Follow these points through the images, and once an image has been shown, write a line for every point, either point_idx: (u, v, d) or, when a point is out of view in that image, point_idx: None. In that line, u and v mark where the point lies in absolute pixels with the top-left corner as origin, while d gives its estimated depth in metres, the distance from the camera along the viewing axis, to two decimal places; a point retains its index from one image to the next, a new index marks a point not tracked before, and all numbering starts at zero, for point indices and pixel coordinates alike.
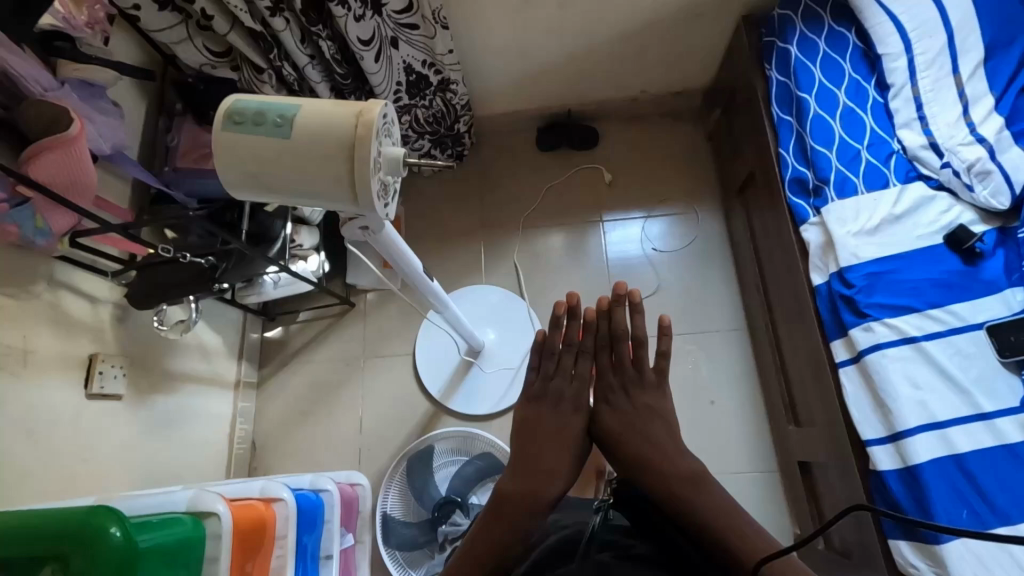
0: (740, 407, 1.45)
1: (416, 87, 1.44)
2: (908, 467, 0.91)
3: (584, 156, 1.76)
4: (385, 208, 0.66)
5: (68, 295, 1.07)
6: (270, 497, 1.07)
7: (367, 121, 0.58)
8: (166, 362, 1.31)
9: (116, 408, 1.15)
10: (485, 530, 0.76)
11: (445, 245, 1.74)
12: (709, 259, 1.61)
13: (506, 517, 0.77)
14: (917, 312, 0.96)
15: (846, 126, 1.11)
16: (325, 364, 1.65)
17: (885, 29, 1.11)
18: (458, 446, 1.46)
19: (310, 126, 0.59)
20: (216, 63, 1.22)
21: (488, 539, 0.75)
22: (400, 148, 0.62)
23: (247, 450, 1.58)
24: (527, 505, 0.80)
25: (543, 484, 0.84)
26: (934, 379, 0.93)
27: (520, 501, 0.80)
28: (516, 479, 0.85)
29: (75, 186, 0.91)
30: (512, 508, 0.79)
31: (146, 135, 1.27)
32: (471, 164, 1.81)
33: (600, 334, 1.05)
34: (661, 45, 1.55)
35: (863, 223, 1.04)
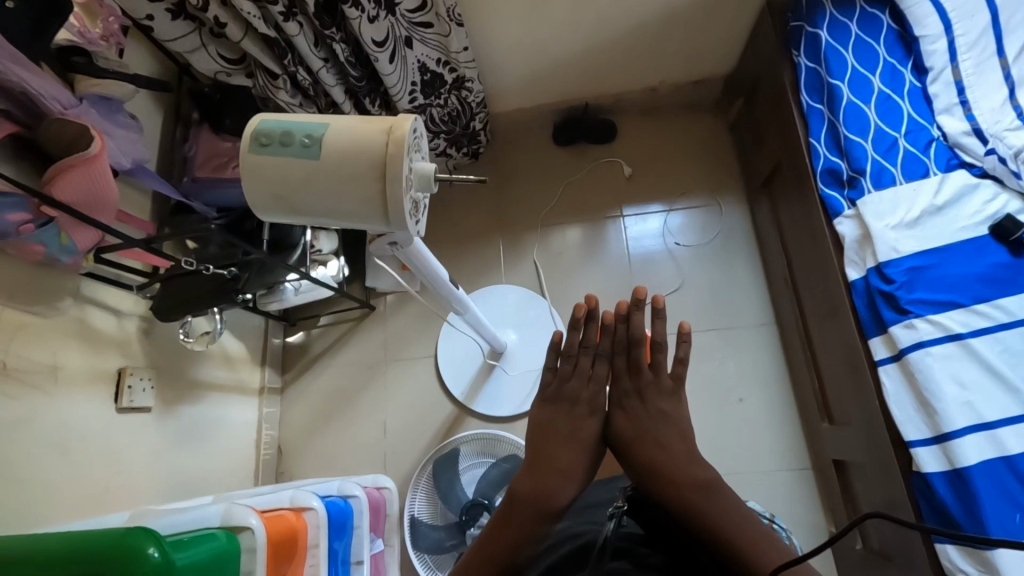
0: (769, 404, 1.42)
1: (432, 87, 1.41)
2: (955, 469, 0.87)
3: (602, 150, 1.73)
4: (416, 224, 0.64)
5: (94, 311, 1.07)
6: (300, 506, 1.07)
7: (398, 138, 0.56)
8: (192, 372, 1.31)
9: (145, 421, 1.16)
10: (497, 535, 0.81)
11: (463, 244, 1.72)
12: (734, 252, 1.57)
13: (516, 524, 0.82)
14: (962, 307, 0.92)
15: (882, 113, 1.06)
16: (347, 368, 1.65)
17: (923, 10, 1.06)
18: (483, 448, 1.45)
19: (340, 146, 0.57)
20: (230, 70, 1.20)
21: (499, 545, 0.79)
22: (431, 164, 0.60)
23: (273, 455, 1.59)
24: (538, 511, 0.83)
25: (555, 488, 0.87)
26: (981, 377, 0.89)
27: (530, 507, 0.84)
28: (527, 479, 0.88)
29: (98, 204, 0.91)
30: (523, 514, 0.83)
31: (164, 146, 1.26)
32: (486, 162, 1.78)
33: (617, 338, 1.00)
34: (681, 33, 1.50)
35: (902, 215, 1.00)
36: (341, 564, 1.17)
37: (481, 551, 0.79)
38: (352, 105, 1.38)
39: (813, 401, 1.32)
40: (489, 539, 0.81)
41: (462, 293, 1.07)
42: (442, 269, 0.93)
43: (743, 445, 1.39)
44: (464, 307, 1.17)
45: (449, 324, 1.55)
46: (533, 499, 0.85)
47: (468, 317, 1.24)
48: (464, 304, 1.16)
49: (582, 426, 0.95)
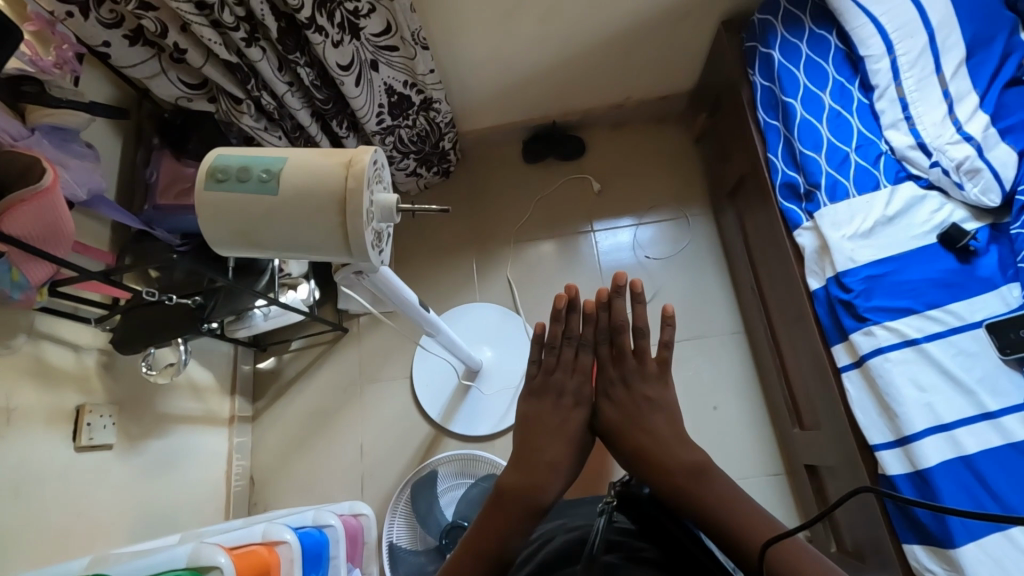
0: (743, 411, 1.45)
1: (399, 108, 1.42)
2: (918, 471, 0.90)
3: (572, 166, 1.75)
4: (379, 254, 0.64)
5: (50, 346, 1.03)
6: (272, 541, 1.04)
7: (358, 172, 0.56)
8: (157, 404, 1.27)
9: (107, 458, 1.11)
10: (488, 527, 0.74)
11: (437, 263, 1.71)
12: (702, 263, 1.61)
13: (509, 515, 0.75)
14: (917, 313, 0.96)
15: (834, 129, 1.11)
16: (321, 392, 1.62)
17: (866, 31, 1.11)
18: (461, 469, 1.44)
19: (299, 182, 0.57)
20: (192, 95, 1.19)
21: (491, 537, 0.72)
22: (392, 195, 0.60)
23: (245, 486, 1.54)
24: (529, 502, 0.78)
25: (544, 481, 0.82)
26: (937, 380, 0.92)
27: (520, 498, 0.78)
28: (514, 474, 0.83)
29: (53, 236, 0.88)
30: (514, 504, 0.77)
31: (124, 173, 1.23)
32: (458, 180, 1.79)
33: (600, 327, 1.00)
34: (643, 53, 1.55)
35: (856, 226, 1.04)
36: None
37: (471, 546, 0.72)
38: (320, 127, 1.38)
39: (784, 407, 1.35)
40: (478, 534, 0.73)
41: (433, 315, 1.07)
42: (411, 293, 0.93)
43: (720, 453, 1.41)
44: (436, 329, 1.16)
45: (423, 344, 1.54)
46: (523, 490, 0.80)
47: (440, 338, 1.24)
48: (437, 326, 1.16)
49: (571, 421, 0.93)
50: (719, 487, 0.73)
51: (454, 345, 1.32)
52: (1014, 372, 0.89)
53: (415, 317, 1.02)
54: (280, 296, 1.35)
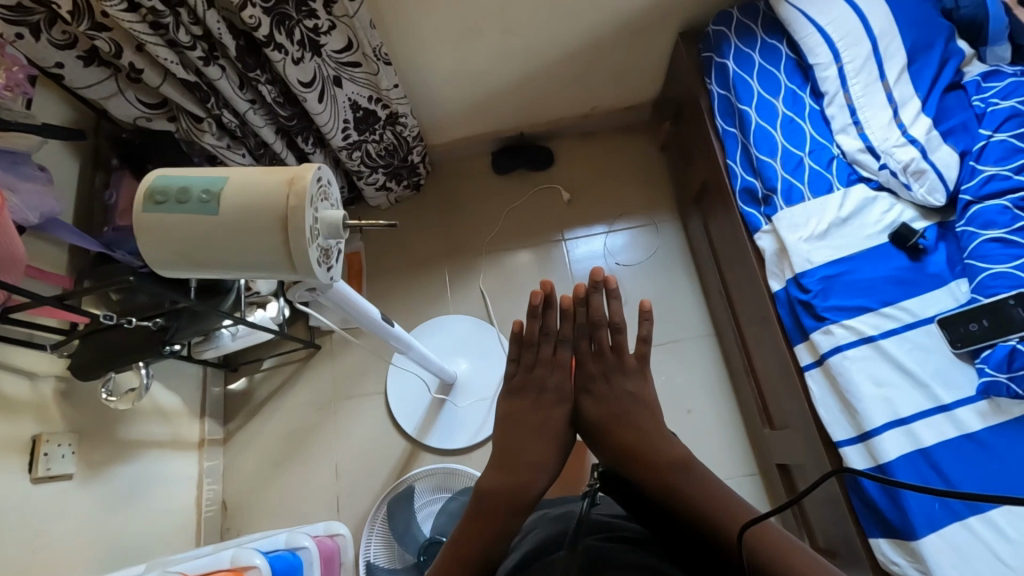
0: (716, 413, 1.46)
1: (365, 123, 1.42)
2: (879, 464, 0.92)
3: (541, 176, 1.77)
4: (327, 271, 0.64)
5: (4, 375, 1.00)
6: (241, 566, 1.01)
7: (300, 190, 0.56)
8: (120, 431, 1.23)
9: (66, 489, 1.08)
10: (474, 530, 0.73)
11: (409, 276, 1.71)
12: (672, 268, 1.63)
13: (495, 518, 0.75)
14: (872, 311, 0.99)
15: (787, 134, 1.15)
16: (295, 411, 1.59)
17: (814, 40, 1.15)
18: (439, 483, 1.42)
19: (240, 202, 0.57)
20: (151, 114, 1.18)
21: (477, 541, 0.71)
22: (338, 212, 0.60)
23: (217, 512, 1.50)
24: (513, 504, 0.78)
25: (528, 481, 0.82)
26: (894, 375, 0.95)
27: (505, 500, 0.78)
28: (496, 476, 0.82)
29: (1, 261, 0.85)
30: (499, 507, 0.77)
31: (81, 195, 1.21)
32: (429, 193, 1.79)
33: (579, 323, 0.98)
34: (605, 65, 1.58)
35: (812, 228, 1.07)
36: None
37: (456, 551, 0.70)
38: (285, 144, 1.37)
39: (755, 408, 1.37)
40: (463, 540, 0.72)
41: (402, 331, 1.06)
42: (376, 309, 0.92)
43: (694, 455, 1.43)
44: (407, 345, 1.15)
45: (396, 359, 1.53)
46: (507, 492, 0.79)
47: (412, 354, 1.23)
48: (408, 341, 1.15)
49: (551, 419, 0.92)
50: (701, 479, 0.73)
51: (425, 359, 1.32)
52: (966, 365, 0.92)
53: (383, 334, 1.01)
54: (247, 315, 1.33)
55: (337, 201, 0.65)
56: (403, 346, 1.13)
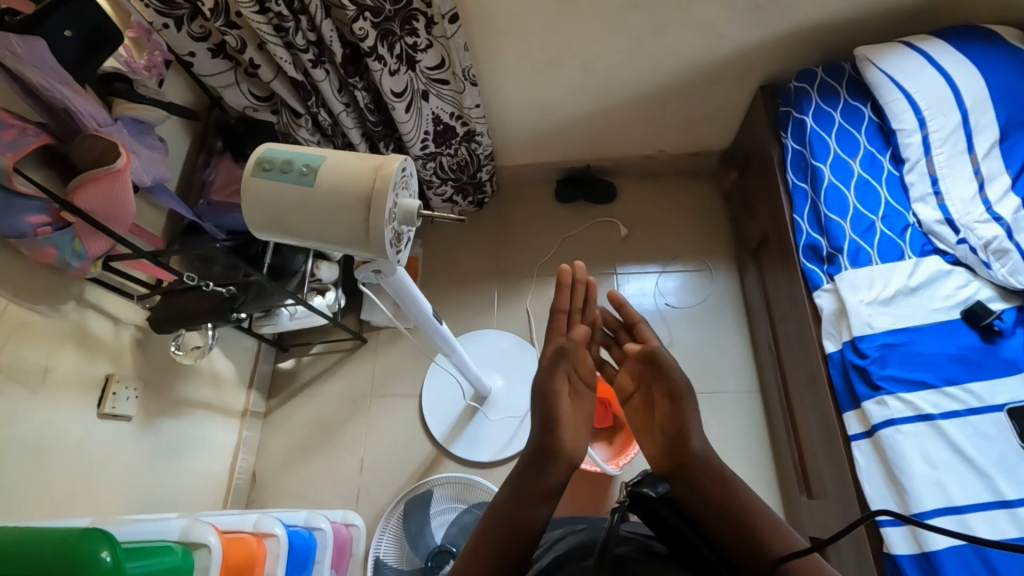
0: (752, 473, 1.40)
1: (443, 137, 1.51)
2: (924, 553, 0.86)
3: (601, 209, 1.80)
4: (397, 254, 0.69)
5: (94, 316, 1.11)
6: (262, 532, 1.07)
7: (386, 175, 0.61)
8: (178, 386, 1.33)
9: (124, 430, 1.17)
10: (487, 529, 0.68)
11: (460, 287, 1.76)
12: (722, 318, 1.60)
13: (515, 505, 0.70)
14: (933, 388, 0.94)
15: (861, 196, 1.13)
16: (332, 399, 1.66)
17: (900, 105, 1.13)
18: (458, 493, 1.45)
19: (334, 178, 0.63)
20: (258, 106, 1.32)
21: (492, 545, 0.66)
22: (415, 202, 0.65)
23: (246, 481, 1.57)
24: (530, 497, 0.71)
25: (546, 471, 0.74)
26: (951, 459, 0.89)
27: (522, 492, 0.72)
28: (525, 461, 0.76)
29: (114, 214, 0.97)
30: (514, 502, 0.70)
31: (185, 169, 1.34)
32: (491, 211, 1.86)
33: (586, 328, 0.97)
34: (680, 110, 1.61)
35: (876, 292, 1.04)
36: None
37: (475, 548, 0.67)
38: (368, 147, 1.48)
39: (794, 474, 1.31)
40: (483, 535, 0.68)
41: (447, 331, 1.09)
42: (427, 304, 0.96)
43: None
44: (450, 347, 1.19)
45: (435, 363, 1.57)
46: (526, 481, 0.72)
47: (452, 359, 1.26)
48: (452, 344, 1.18)
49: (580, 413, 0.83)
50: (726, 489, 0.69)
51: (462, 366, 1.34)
52: None
53: (429, 331, 1.04)
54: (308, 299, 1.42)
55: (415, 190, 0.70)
56: (446, 348, 1.16)
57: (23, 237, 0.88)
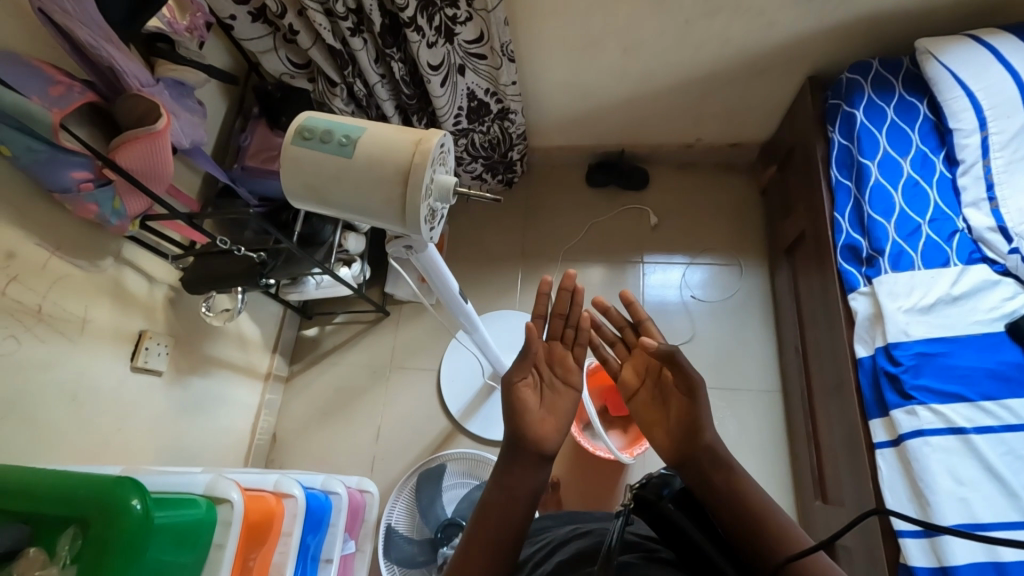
0: (766, 473, 1.39)
1: (476, 113, 1.49)
2: (942, 566, 0.85)
3: (632, 196, 1.77)
4: (430, 231, 0.69)
5: (130, 273, 1.14)
6: (282, 493, 1.09)
7: (425, 150, 0.61)
8: (206, 346, 1.37)
9: (154, 384, 1.21)
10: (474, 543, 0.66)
11: (484, 266, 1.76)
12: (748, 315, 1.57)
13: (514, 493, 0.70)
14: (968, 401, 0.90)
15: (908, 198, 1.08)
16: (353, 369, 1.69)
17: (959, 104, 1.08)
18: (469, 469, 1.48)
19: (371, 153, 0.62)
20: (295, 73, 1.31)
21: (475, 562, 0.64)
22: (451, 178, 0.65)
23: (266, 442, 1.62)
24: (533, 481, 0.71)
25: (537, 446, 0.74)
26: (980, 476, 0.86)
27: (525, 475, 0.71)
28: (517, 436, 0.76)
29: (154, 175, 0.98)
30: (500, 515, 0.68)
31: (221, 133, 1.35)
32: (519, 192, 1.84)
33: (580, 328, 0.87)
34: (722, 98, 1.55)
35: (916, 299, 1.00)
36: (314, 554, 1.22)
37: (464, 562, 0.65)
38: (400, 120, 1.47)
39: (809, 479, 1.29)
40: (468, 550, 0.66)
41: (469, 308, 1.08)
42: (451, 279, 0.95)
43: None
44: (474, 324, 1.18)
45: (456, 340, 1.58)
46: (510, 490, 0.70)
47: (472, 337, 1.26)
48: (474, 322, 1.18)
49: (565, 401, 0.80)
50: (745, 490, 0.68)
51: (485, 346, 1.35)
52: None
53: (451, 305, 1.03)
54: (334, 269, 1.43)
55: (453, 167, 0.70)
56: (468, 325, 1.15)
57: (67, 192, 0.91)
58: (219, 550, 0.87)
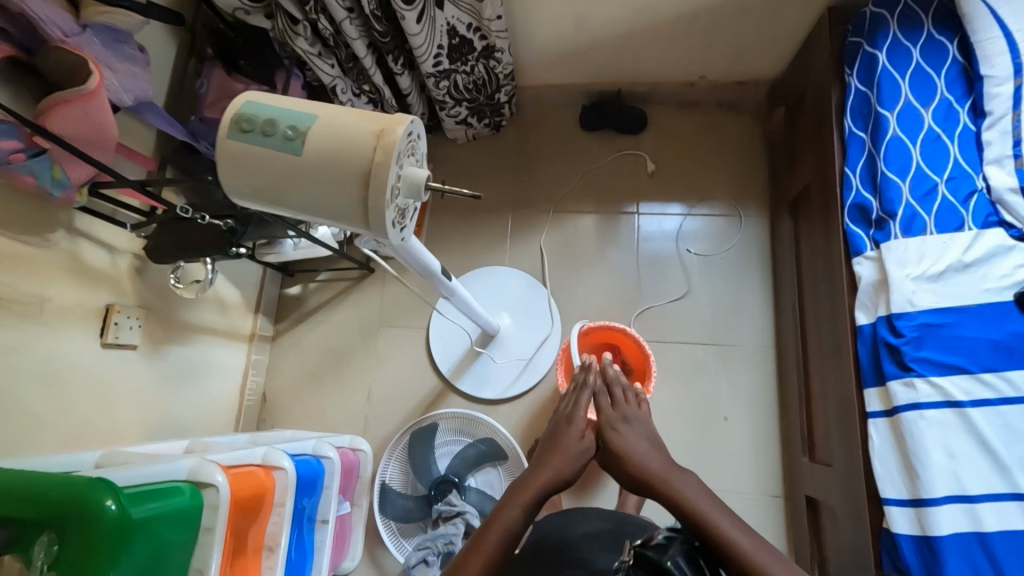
0: (754, 428, 1.41)
1: (459, 52, 1.34)
2: (926, 536, 0.86)
3: (628, 140, 1.65)
4: (401, 232, 0.62)
5: (87, 245, 1.05)
6: (271, 465, 1.09)
7: (388, 144, 0.53)
8: (183, 314, 1.31)
9: (131, 358, 1.16)
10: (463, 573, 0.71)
11: (471, 218, 1.68)
12: (745, 269, 1.53)
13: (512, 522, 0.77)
14: (967, 373, 0.88)
15: (927, 154, 1.00)
16: (340, 327, 1.65)
17: (994, 46, 0.97)
18: (460, 427, 1.47)
19: (325, 151, 0.56)
20: (250, 8, 1.15)
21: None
22: (423, 172, 0.58)
23: (257, 402, 1.60)
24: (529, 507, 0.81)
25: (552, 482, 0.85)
26: (972, 450, 0.86)
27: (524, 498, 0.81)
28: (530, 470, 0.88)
29: (96, 140, 0.88)
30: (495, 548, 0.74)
31: (173, 80, 1.21)
32: (508, 136, 1.72)
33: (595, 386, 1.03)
34: (730, 30, 1.40)
35: (924, 267, 0.95)
36: (310, 517, 1.24)
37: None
38: (374, 61, 1.32)
39: (798, 436, 1.31)
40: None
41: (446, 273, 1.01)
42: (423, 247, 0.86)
43: (719, 465, 1.41)
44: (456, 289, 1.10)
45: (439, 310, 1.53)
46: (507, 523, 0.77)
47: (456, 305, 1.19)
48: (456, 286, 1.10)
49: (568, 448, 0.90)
50: None
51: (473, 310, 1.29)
52: None
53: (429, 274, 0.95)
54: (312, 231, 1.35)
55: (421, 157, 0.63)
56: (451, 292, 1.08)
57: None
58: (209, 533, 0.86)
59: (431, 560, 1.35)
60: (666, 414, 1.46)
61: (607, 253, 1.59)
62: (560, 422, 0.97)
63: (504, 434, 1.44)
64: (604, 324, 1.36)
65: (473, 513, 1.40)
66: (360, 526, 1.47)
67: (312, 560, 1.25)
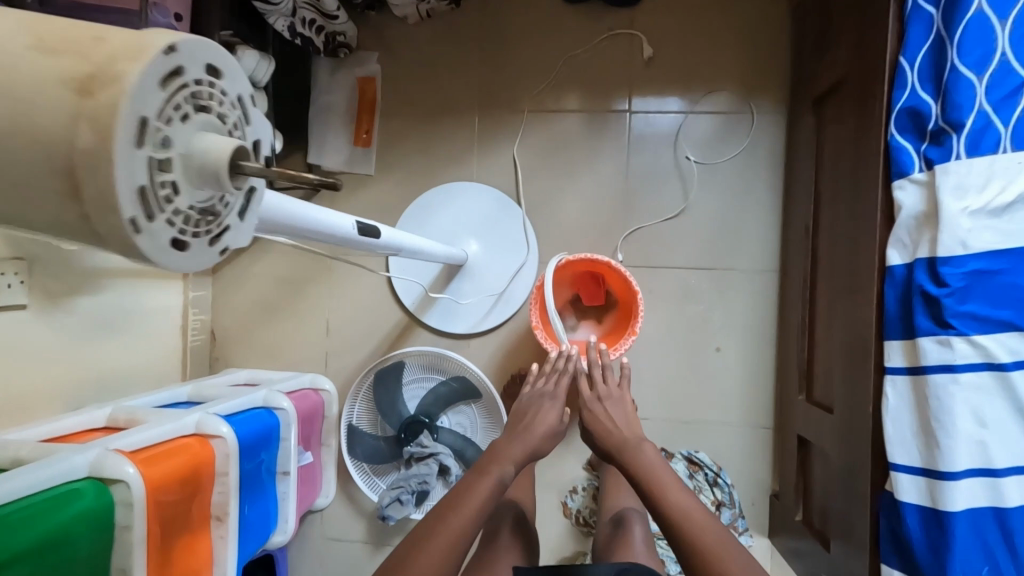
0: (748, 358, 1.30)
1: None
2: (936, 508, 0.77)
3: (621, 14, 1.32)
4: (201, 248, 0.39)
5: None
6: (206, 434, 0.97)
7: (115, 90, 0.31)
8: (84, 259, 1.10)
9: (20, 320, 0.97)
10: (436, 542, 0.87)
11: (430, 122, 1.39)
12: (753, 179, 1.30)
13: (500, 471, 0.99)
14: (1016, 331, 0.73)
15: (1017, 40, 0.74)
16: (288, 256, 1.44)
17: None
18: (430, 363, 1.34)
19: (6, 88, 0.32)
20: None
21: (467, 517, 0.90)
22: (215, 143, 0.36)
23: (205, 342, 1.45)
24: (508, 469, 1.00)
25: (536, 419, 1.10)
26: (1005, 418, 0.75)
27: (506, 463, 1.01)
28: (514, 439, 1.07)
29: None
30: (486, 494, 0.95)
31: None
32: (470, 12, 1.37)
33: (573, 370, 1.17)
34: None
35: (988, 198, 0.75)
36: (266, 470, 1.17)
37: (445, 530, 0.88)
38: None
39: (794, 371, 1.20)
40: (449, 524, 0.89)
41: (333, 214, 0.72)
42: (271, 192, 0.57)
43: (707, 398, 1.32)
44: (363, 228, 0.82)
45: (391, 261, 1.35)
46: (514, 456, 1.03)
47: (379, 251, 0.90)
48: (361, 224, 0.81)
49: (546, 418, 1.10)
50: None
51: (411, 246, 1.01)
52: None
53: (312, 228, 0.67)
54: None
55: (237, 104, 0.40)
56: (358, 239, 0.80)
57: None
58: (127, 531, 0.78)
59: (405, 500, 1.31)
60: (653, 346, 1.33)
61: (592, 163, 1.35)
62: (538, 403, 1.12)
63: (477, 372, 1.31)
64: (587, 257, 1.17)
65: (447, 453, 1.34)
66: (331, 465, 1.41)
67: (277, 510, 1.20)
